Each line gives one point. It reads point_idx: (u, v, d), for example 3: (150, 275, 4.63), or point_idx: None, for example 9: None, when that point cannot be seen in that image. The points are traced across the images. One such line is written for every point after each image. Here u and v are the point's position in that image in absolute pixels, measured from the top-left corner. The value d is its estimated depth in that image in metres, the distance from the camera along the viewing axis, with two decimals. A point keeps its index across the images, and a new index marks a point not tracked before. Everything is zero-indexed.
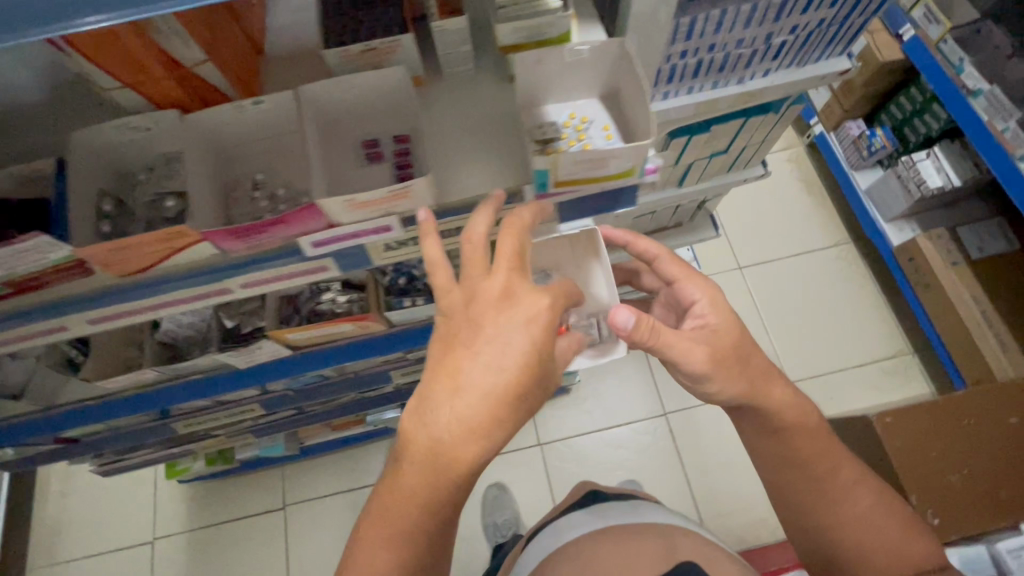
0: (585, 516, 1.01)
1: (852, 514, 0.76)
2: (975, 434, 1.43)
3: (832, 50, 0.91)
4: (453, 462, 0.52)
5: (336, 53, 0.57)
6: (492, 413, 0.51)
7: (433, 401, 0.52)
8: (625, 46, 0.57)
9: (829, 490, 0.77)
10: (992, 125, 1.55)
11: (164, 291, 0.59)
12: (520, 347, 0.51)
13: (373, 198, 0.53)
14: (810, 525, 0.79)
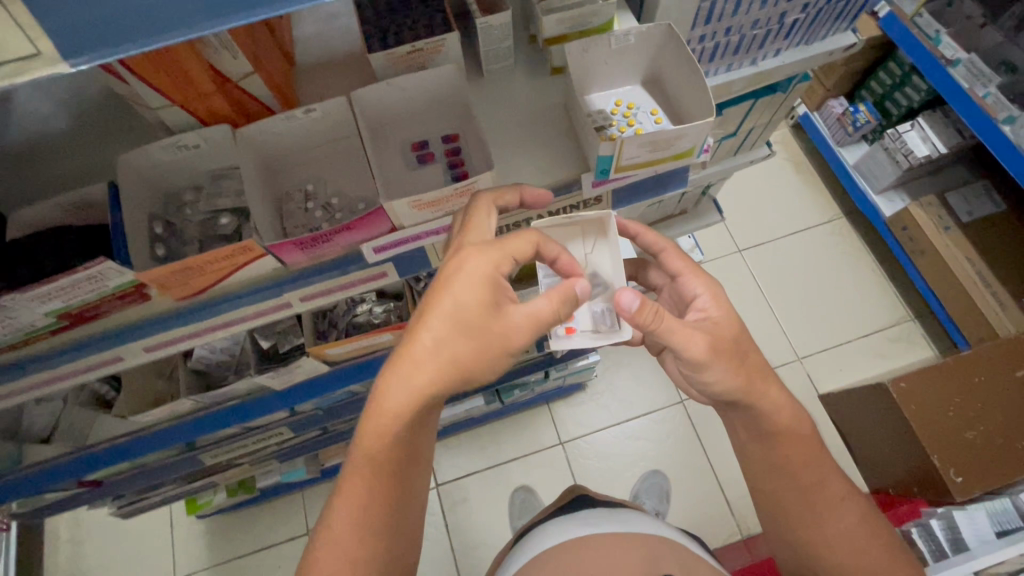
0: (580, 518, 1.01)
1: (836, 531, 0.74)
2: (989, 390, 1.46)
3: (838, 26, 0.94)
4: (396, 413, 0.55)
5: (382, 57, 0.57)
6: (436, 366, 0.53)
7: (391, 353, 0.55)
8: (670, 30, 0.59)
9: (815, 502, 0.75)
10: (973, 92, 1.60)
11: (223, 310, 0.59)
12: (471, 303, 0.52)
13: (437, 197, 0.54)
14: (792, 538, 0.77)
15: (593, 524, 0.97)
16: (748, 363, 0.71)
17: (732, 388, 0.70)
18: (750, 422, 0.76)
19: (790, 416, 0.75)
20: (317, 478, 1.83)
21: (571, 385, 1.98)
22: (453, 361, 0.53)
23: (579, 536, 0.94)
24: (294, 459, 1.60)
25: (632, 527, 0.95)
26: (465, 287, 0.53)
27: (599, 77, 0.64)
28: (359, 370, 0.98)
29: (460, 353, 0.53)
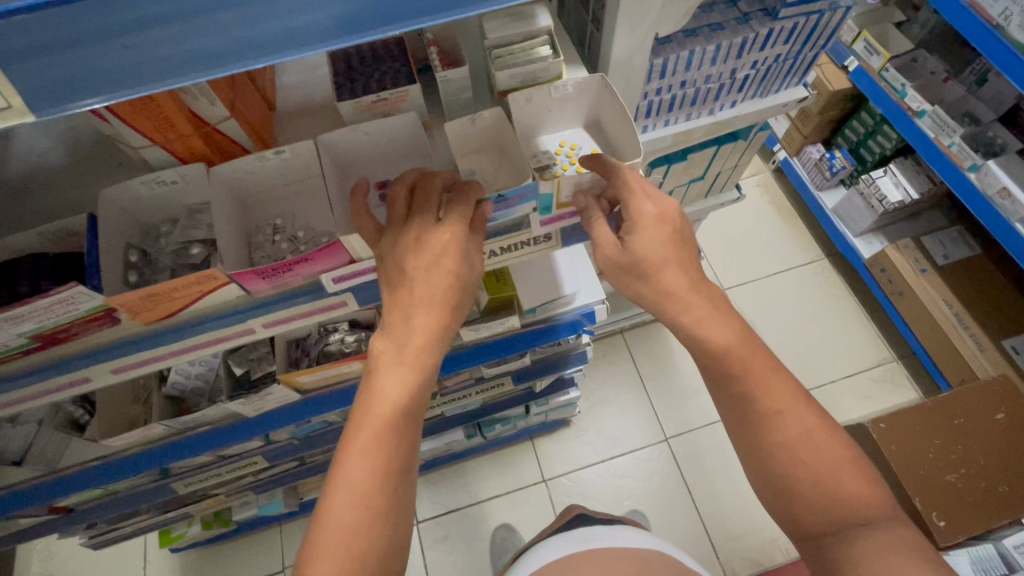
0: (577, 534, 1.02)
1: (789, 435, 0.63)
2: (967, 432, 1.46)
3: (790, 81, 1.01)
4: (415, 372, 0.59)
5: (349, 105, 0.63)
6: (421, 292, 0.58)
7: (394, 333, 0.60)
8: (605, 79, 0.65)
9: (750, 414, 0.65)
10: (939, 141, 1.67)
11: (188, 334, 0.62)
12: (441, 268, 0.58)
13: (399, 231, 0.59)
14: (757, 464, 0.66)
15: (589, 540, 0.98)
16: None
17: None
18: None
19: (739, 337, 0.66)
20: (295, 512, 1.81)
21: (555, 421, 1.99)
22: (431, 281, 0.58)
23: (575, 553, 0.96)
24: (271, 491, 1.59)
25: (629, 544, 0.96)
26: (421, 217, 0.58)
27: (549, 120, 0.70)
28: (333, 400, 1.00)
29: (437, 267, 0.58)
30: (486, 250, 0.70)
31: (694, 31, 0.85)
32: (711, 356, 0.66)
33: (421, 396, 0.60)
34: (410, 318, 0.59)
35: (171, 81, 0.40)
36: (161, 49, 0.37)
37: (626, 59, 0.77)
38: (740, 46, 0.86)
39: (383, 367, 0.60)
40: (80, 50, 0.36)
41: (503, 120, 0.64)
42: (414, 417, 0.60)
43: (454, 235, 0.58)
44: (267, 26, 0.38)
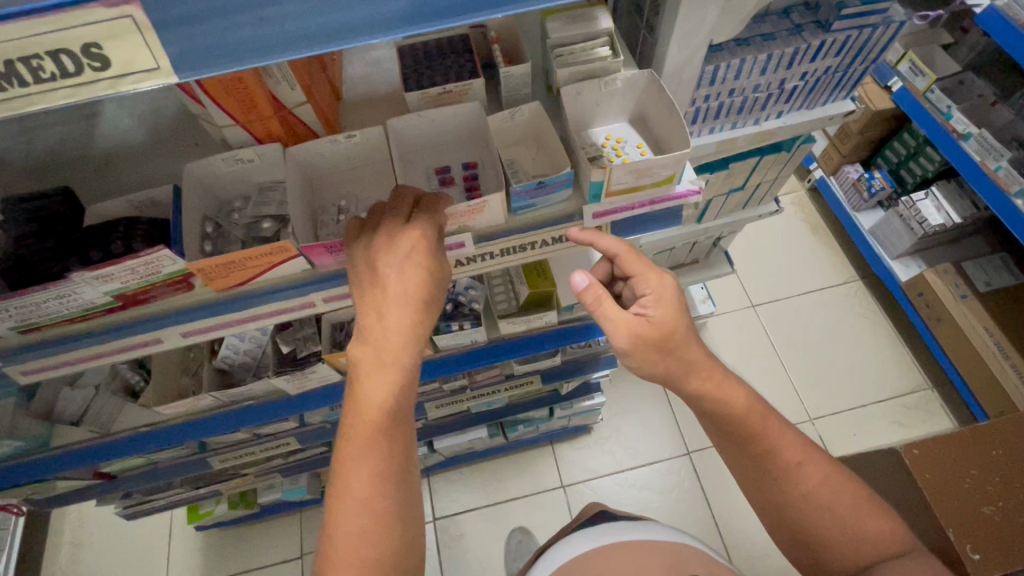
0: (602, 529, 1.02)
1: (804, 491, 0.67)
2: (1013, 460, 1.27)
3: (838, 94, 1.02)
4: (396, 370, 0.59)
5: (417, 96, 0.66)
6: (393, 292, 0.58)
7: (371, 336, 0.59)
8: (652, 77, 0.67)
9: (772, 469, 0.68)
10: (985, 164, 1.64)
11: (255, 304, 0.66)
12: (412, 263, 0.58)
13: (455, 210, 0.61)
14: (778, 517, 0.70)
15: (616, 534, 0.98)
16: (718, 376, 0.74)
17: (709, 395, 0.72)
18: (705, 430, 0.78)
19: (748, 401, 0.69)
20: (316, 500, 1.84)
21: (576, 426, 1.99)
22: (402, 279, 0.58)
23: (602, 546, 0.96)
24: (296, 476, 1.63)
25: (656, 536, 0.96)
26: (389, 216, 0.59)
27: (601, 116, 0.72)
28: None
29: (408, 263, 0.58)
30: (541, 240, 0.69)
31: (745, 40, 0.87)
32: (730, 421, 0.69)
33: (406, 396, 0.60)
34: (384, 319, 0.58)
35: (288, 54, 0.44)
36: (290, 24, 0.42)
37: (680, 66, 0.79)
38: (790, 57, 0.88)
39: (365, 372, 0.59)
40: (224, 22, 0.40)
41: (541, 113, 0.67)
42: (401, 416, 0.60)
43: (421, 231, 0.58)
44: (381, 4, 0.42)
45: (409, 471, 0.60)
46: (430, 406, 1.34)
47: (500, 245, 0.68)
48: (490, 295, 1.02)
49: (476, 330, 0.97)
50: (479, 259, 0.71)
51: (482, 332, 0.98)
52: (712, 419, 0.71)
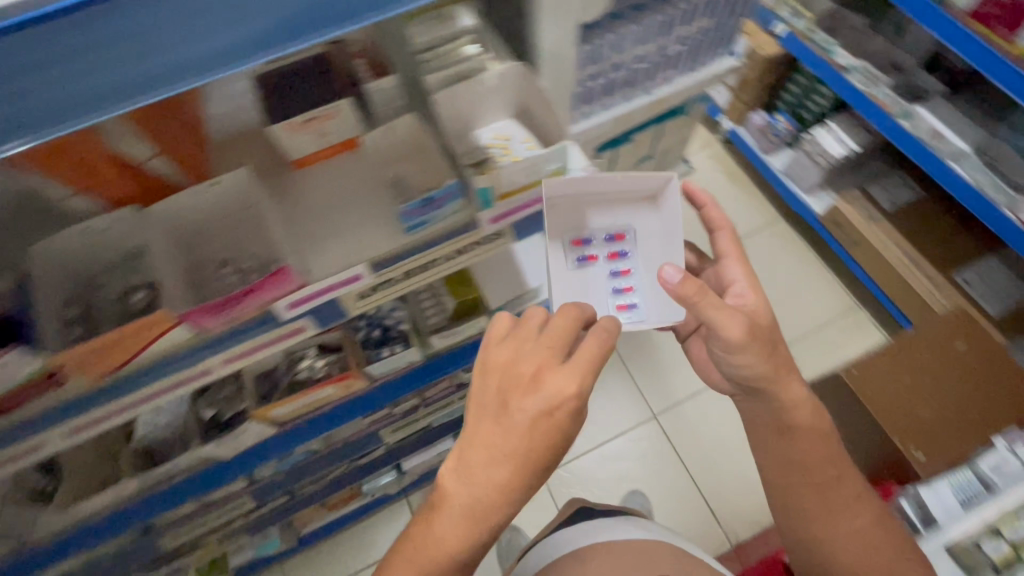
0: (583, 526, 1.04)
1: (851, 522, 0.80)
2: (928, 367, 1.52)
3: (718, 52, 1.04)
4: (472, 518, 0.62)
5: (280, 128, 0.62)
6: (510, 447, 0.60)
7: (466, 479, 0.62)
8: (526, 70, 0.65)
9: (828, 496, 0.81)
10: (869, 93, 1.73)
11: (143, 384, 0.60)
12: (527, 422, 0.59)
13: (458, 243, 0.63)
14: (814, 537, 0.82)
15: (598, 534, 1.00)
16: (776, 352, 0.76)
17: (759, 372, 0.76)
18: (774, 416, 0.80)
19: (809, 409, 0.80)
20: (294, 548, 1.76)
21: None
22: (522, 436, 0.60)
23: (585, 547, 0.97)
24: (265, 530, 1.55)
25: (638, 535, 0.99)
26: (542, 366, 0.61)
27: (483, 115, 0.69)
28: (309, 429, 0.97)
29: (529, 420, 0.59)
30: (443, 255, 0.65)
31: (618, 14, 0.87)
32: (809, 450, 0.80)
33: (476, 541, 0.63)
34: (483, 471, 0.60)
35: (111, 109, 0.43)
36: (121, 70, 0.41)
37: (557, 50, 0.77)
38: (664, 24, 0.89)
39: (446, 510, 0.63)
40: (53, 82, 0.39)
41: (418, 126, 0.65)
42: (484, 543, 0.63)
43: (557, 396, 0.59)
44: (214, 36, 0.41)
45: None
46: (386, 431, 1.29)
47: (403, 268, 0.63)
48: (418, 312, 0.98)
49: (409, 352, 0.93)
50: (387, 286, 0.65)
51: (415, 353, 0.94)
52: (789, 447, 0.81)
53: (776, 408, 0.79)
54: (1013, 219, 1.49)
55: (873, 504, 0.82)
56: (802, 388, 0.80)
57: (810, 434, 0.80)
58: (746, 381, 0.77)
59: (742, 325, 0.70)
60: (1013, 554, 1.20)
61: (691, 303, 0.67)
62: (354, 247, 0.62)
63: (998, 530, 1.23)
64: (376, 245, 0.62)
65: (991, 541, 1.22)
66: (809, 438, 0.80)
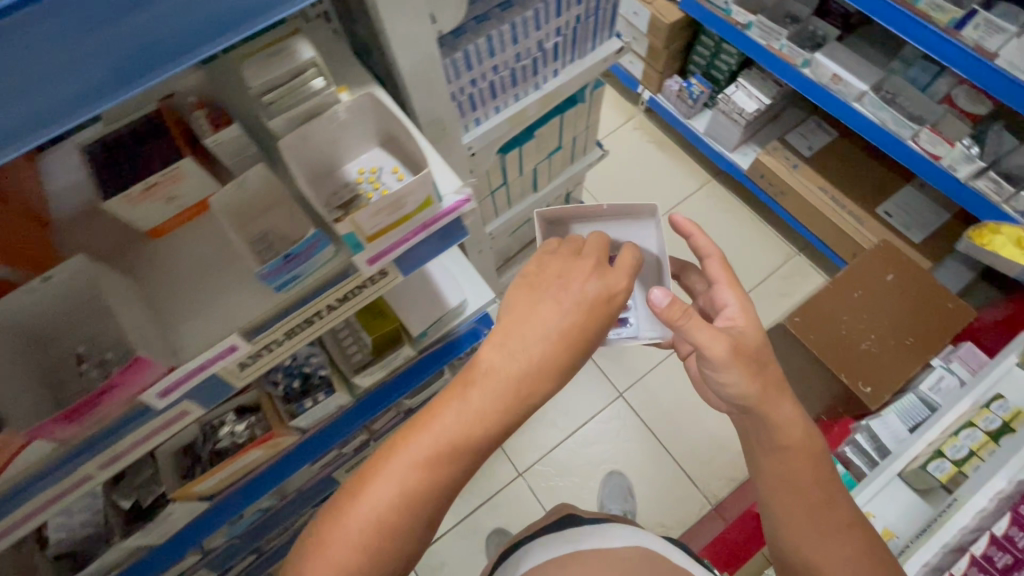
0: (566, 536, 1.00)
1: (839, 550, 0.72)
2: (867, 300, 1.54)
3: (600, 36, 1.03)
4: (506, 397, 0.61)
5: (116, 202, 0.55)
6: (479, 401, 0.61)
7: (506, 350, 0.63)
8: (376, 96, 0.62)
9: (817, 520, 0.73)
10: (770, 46, 1.75)
11: (9, 509, 0.53)
12: (586, 301, 0.64)
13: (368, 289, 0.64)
14: (797, 558, 0.74)
15: (579, 544, 0.97)
16: (765, 372, 0.75)
17: (749, 394, 0.73)
18: (766, 437, 0.75)
19: (802, 431, 0.75)
20: None
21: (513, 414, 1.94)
22: (493, 392, 0.61)
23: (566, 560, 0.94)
24: None
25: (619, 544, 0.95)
26: (537, 311, 0.64)
27: (345, 150, 0.65)
28: (245, 493, 0.93)
29: (504, 380, 0.62)
30: (325, 306, 0.62)
31: (484, 16, 0.85)
32: (793, 457, 0.74)
33: (498, 428, 0.62)
34: (528, 344, 0.62)
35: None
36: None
37: (418, 66, 0.73)
38: (532, 19, 0.87)
39: (481, 382, 0.62)
40: None
41: (271, 177, 0.58)
42: (432, 509, 0.61)
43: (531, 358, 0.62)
44: (110, 56, 0.41)
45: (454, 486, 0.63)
46: (340, 472, 1.27)
47: (281, 329, 0.60)
48: (340, 352, 0.93)
49: (334, 398, 0.89)
50: (269, 350, 0.62)
51: (341, 397, 0.90)
52: (776, 457, 0.75)
53: (769, 429, 0.74)
54: (915, 148, 1.53)
55: (853, 511, 0.75)
56: (794, 407, 0.76)
57: (794, 444, 0.74)
58: (737, 403, 0.75)
59: (724, 343, 0.72)
60: (957, 471, 1.17)
61: (680, 327, 0.73)
62: (223, 317, 0.58)
63: (940, 450, 1.19)
64: (247, 311, 0.58)
65: (936, 461, 1.18)
66: (798, 455, 0.74)
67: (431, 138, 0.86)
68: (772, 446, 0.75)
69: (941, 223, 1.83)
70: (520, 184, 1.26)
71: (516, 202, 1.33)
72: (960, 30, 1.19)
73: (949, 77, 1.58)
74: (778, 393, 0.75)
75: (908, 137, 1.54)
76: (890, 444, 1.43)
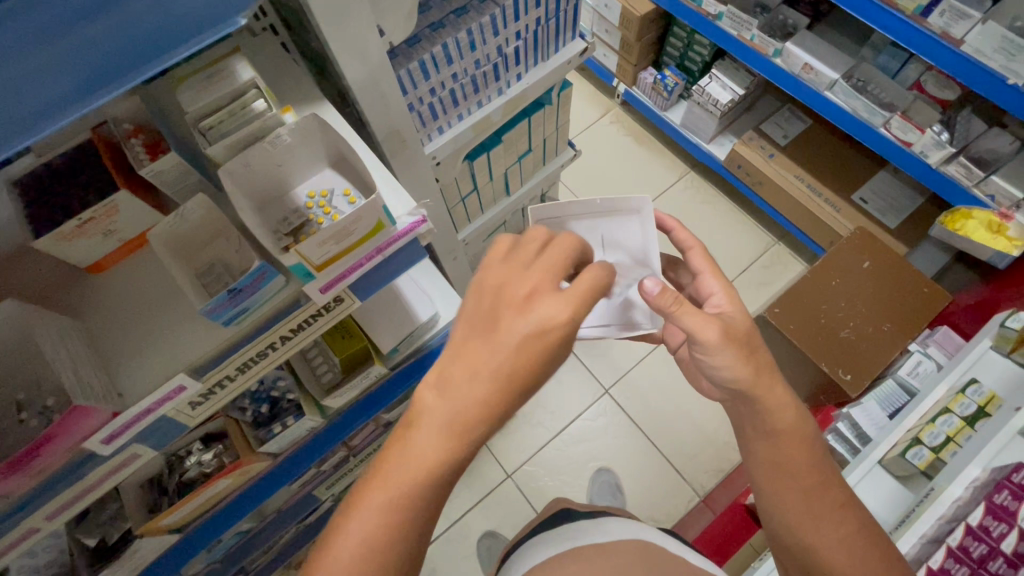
0: (558, 535, 0.86)
1: (835, 538, 0.70)
2: (843, 289, 1.54)
3: (563, 38, 1.01)
4: (456, 436, 0.55)
5: (48, 240, 0.53)
6: (427, 456, 0.55)
7: (449, 386, 0.56)
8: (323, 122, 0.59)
9: (813, 506, 0.71)
10: (742, 37, 1.73)
11: None
12: (528, 328, 0.55)
13: (321, 310, 0.62)
14: (793, 546, 0.72)
15: (572, 540, 0.83)
16: (757, 355, 0.74)
17: (741, 376, 0.72)
18: (758, 422, 0.74)
19: (794, 415, 0.74)
20: None
21: None
22: (432, 443, 0.55)
23: (558, 557, 0.79)
24: None
25: (617, 537, 0.81)
26: (478, 348, 0.56)
27: (295, 172, 0.63)
28: (218, 522, 0.90)
29: (450, 427, 0.55)
30: (278, 337, 0.60)
31: (440, 23, 0.83)
32: (782, 441, 0.73)
33: (454, 472, 0.56)
34: (470, 379, 0.55)
35: None
36: None
37: (371, 77, 0.71)
38: (490, 25, 0.84)
39: (424, 426, 0.56)
40: None
41: (211, 205, 0.56)
42: (403, 566, 0.56)
43: (478, 400, 0.55)
44: (81, 64, 0.39)
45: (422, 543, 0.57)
46: (321, 488, 1.23)
47: (233, 364, 0.58)
48: (308, 373, 0.90)
49: (304, 421, 0.87)
50: (222, 387, 0.60)
51: (312, 420, 0.88)
52: (772, 447, 0.74)
53: (761, 413, 0.74)
54: (887, 135, 1.53)
55: (845, 491, 0.74)
56: (786, 392, 0.75)
57: (779, 436, 0.73)
58: (730, 387, 0.74)
59: (716, 326, 0.72)
60: (935, 457, 1.16)
61: (669, 312, 0.73)
62: (171, 356, 0.56)
63: (918, 438, 1.18)
64: (196, 348, 0.56)
65: (914, 449, 1.17)
66: (791, 448, 0.73)
67: (391, 151, 0.84)
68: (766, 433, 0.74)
69: (916, 206, 1.84)
70: (491, 189, 1.24)
71: (488, 207, 1.31)
72: (927, 16, 1.19)
73: (917, 64, 1.57)
74: (771, 376, 0.74)
75: (880, 125, 1.54)
76: (871, 432, 1.41)
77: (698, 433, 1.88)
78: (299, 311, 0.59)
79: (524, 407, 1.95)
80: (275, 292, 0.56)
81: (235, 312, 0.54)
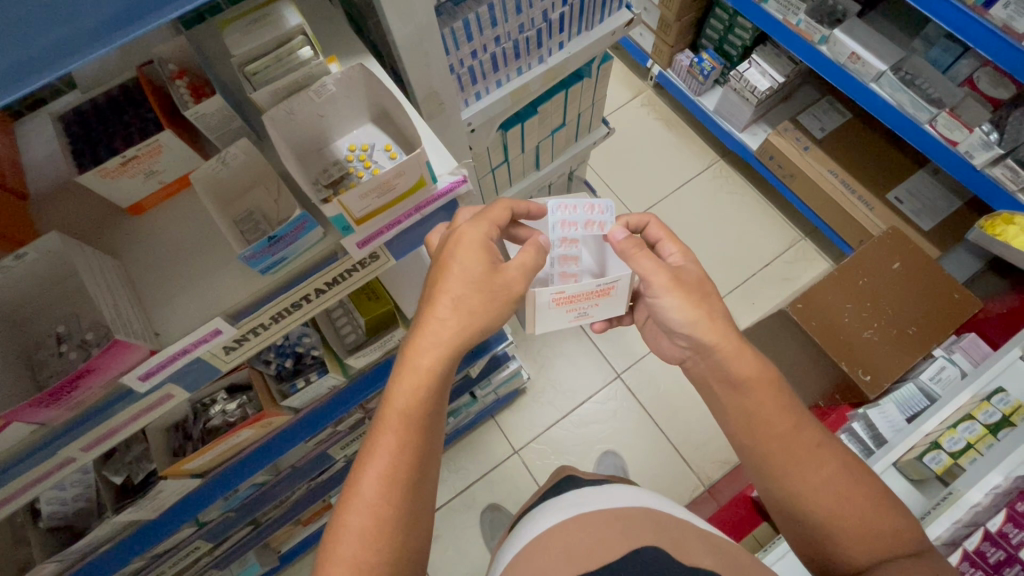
0: (565, 500, 0.84)
1: (820, 483, 0.66)
2: (872, 287, 1.50)
3: (609, 8, 0.98)
4: (432, 367, 0.61)
5: (93, 175, 0.53)
6: (406, 393, 0.60)
7: (423, 323, 0.62)
8: (367, 70, 0.59)
9: (811, 465, 0.67)
10: (788, 21, 1.65)
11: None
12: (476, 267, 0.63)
13: (358, 270, 0.62)
14: (781, 502, 0.68)
15: (583, 505, 0.79)
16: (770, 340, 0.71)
17: None
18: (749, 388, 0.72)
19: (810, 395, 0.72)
20: None
21: (508, 393, 1.82)
22: (417, 375, 0.61)
23: (567, 523, 0.75)
24: (242, 557, 1.36)
25: (627, 504, 0.78)
26: (436, 285, 0.63)
27: (336, 123, 0.63)
28: (237, 471, 0.93)
29: (422, 359, 0.61)
30: (313, 290, 0.60)
31: None
32: (804, 422, 0.70)
33: (434, 401, 0.61)
34: (440, 316, 0.61)
35: (66, 65, 0.37)
36: (80, 14, 0.36)
37: (415, 33, 0.69)
38: None
39: (405, 365, 0.61)
40: (29, 23, 0.34)
41: (255, 150, 0.56)
42: (418, 493, 0.59)
43: (455, 329, 0.61)
44: None
45: (424, 478, 0.60)
46: (336, 448, 1.23)
47: (268, 313, 0.58)
48: (334, 332, 0.91)
49: (327, 378, 0.88)
50: (255, 335, 0.60)
51: (335, 377, 0.89)
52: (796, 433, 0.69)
53: (756, 402, 0.69)
54: (933, 133, 1.46)
55: None
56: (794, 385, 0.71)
57: (780, 415, 0.69)
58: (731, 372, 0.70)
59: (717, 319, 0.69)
60: (953, 462, 1.13)
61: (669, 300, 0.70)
62: (209, 300, 0.56)
63: (936, 441, 1.16)
64: (232, 294, 0.57)
65: (932, 453, 1.14)
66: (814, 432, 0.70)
67: (429, 113, 0.82)
68: (781, 410, 0.69)
69: (953, 210, 1.78)
70: (521, 161, 1.22)
71: (516, 179, 1.30)
72: (989, 8, 1.12)
73: (972, 59, 1.48)
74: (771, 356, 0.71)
75: (925, 122, 1.48)
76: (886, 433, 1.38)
77: (708, 424, 1.86)
78: (330, 266, 0.59)
79: (535, 385, 1.96)
80: (307, 240, 0.55)
81: (257, 251, 0.52)
